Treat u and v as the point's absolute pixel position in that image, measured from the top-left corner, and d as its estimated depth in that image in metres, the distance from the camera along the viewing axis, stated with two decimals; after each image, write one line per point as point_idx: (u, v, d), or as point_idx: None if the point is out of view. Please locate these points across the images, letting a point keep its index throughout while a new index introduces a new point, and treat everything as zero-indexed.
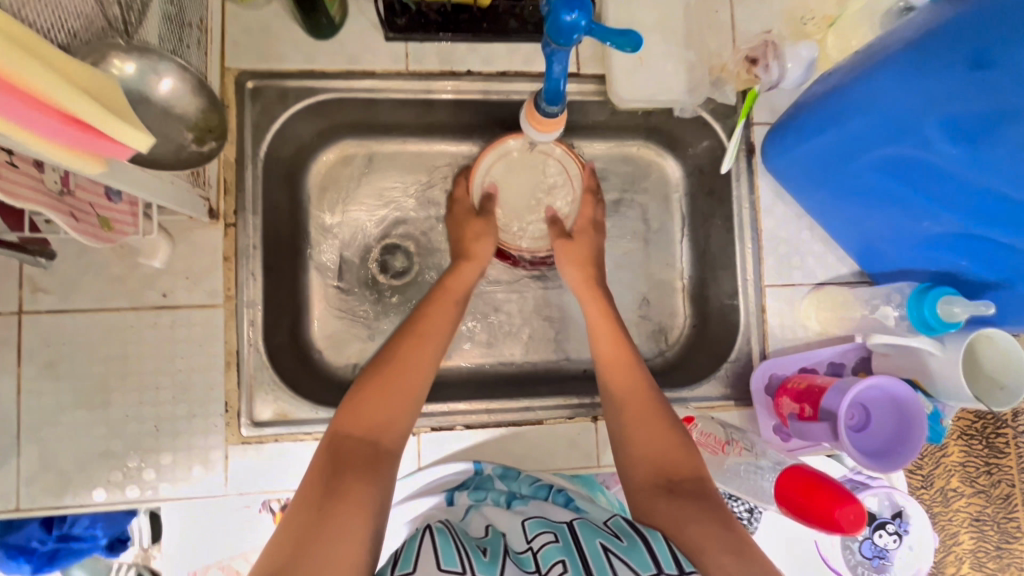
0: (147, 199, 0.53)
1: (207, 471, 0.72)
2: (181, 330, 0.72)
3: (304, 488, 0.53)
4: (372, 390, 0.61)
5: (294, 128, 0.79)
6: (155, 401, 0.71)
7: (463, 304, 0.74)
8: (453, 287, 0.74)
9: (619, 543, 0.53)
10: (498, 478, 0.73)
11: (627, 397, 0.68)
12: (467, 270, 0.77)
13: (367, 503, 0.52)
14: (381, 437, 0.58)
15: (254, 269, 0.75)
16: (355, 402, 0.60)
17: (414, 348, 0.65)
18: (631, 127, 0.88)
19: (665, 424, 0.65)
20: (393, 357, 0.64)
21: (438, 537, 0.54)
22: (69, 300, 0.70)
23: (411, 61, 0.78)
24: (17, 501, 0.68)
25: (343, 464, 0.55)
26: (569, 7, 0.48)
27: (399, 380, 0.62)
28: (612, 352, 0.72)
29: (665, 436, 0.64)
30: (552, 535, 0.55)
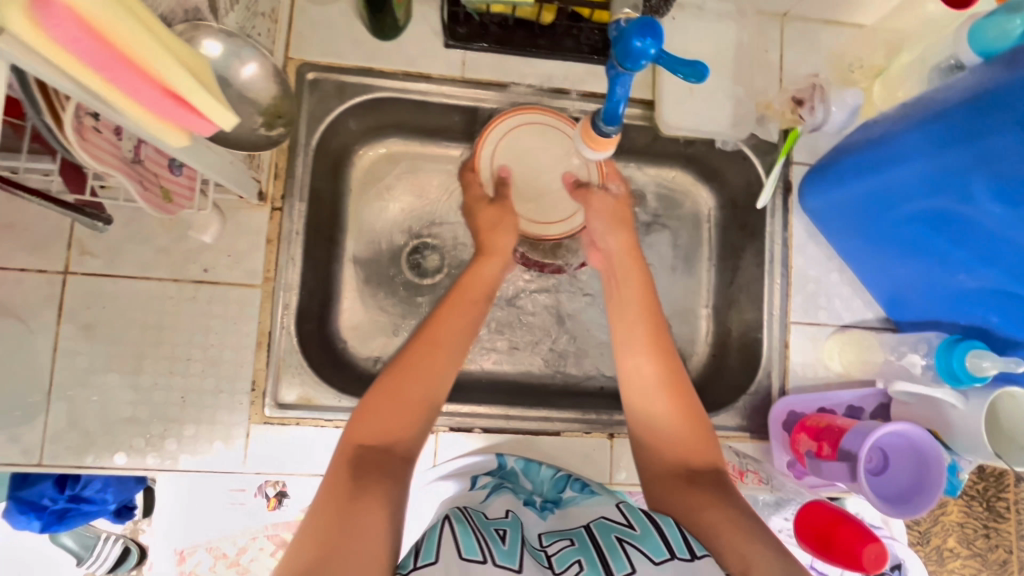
0: (206, 172, 0.55)
1: (227, 446, 0.73)
2: (216, 306, 0.73)
3: (336, 479, 0.54)
4: (387, 394, 0.61)
5: (346, 122, 0.81)
6: (185, 372, 0.72)
7: (483, 305, 0.71)
8: (472, 288, 0.71)
9: (634, 533, 0.54)
10: (521, 471, 0.74)
11: (656, 390, 0.65)
12: (488, 266, 0.74)
13: (389, 500, 0.54)
14: (396, 445, 0.59)
15: (294, 253, 0.77)
16: (368, 408, 0.60)
17: (429, 351, 0.64)
18: (671, 155, 0.90)
19: (688, 420, 0.63)
20: (414, 357, 0.64)
21: (458, 528, 0.54)
22: (114, 266, 0.72)
23: (467, 69, 0.81)
24: (40, 455, 0.69)
25: (361, 472, 0.55)
26: (641, 35, 0.49)
27: (417, 384, 0.62)
28: (649, 344, 0.67)
29: (689, 436, 0.62)
30: (569, 540, 0.56)
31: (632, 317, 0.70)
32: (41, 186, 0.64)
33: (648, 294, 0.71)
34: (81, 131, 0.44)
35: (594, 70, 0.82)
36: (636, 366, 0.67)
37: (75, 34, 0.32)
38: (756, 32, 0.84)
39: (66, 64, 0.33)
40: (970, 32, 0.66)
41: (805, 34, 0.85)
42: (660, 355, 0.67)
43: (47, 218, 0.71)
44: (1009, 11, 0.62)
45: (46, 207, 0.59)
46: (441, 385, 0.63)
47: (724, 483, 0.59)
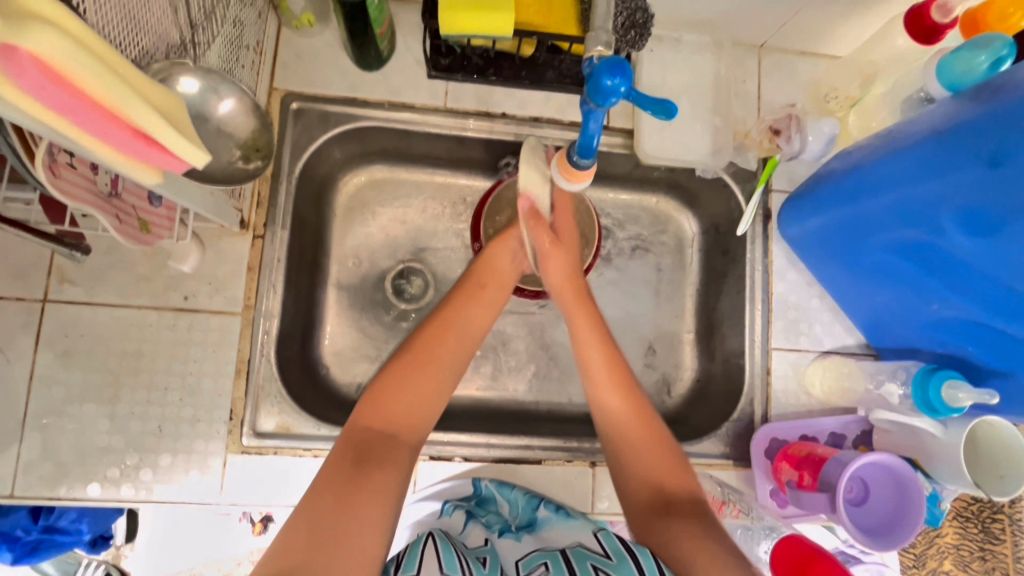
0: (185, 205, 0.55)
1: (204, 475, 0.72)
2: (195, 334, 0.73)
3: (330, 471, 0.54)
4: (399, 379, 0.61)
5: (330, 149, 0.82)
6: (162, 401, 0.71)
7: (493, 289, 0.72)
8: (486, 270, 0.73)
9: (608, 561, 0.54)
10: (496, 493, 0.75)
11: (624, 413, 0.65)
12: (499, 253, 0.74)
13: (387, 496, 0.54)
14: (404, 434, 0.59)
15: (276, 281, 0.77)
16: (376, 395, 0.60)
17: (443, 335, 0.66)
18: (652, 181, 0.91)
19: (654, 440, 0.64)
20: (422, 343, 0.64)
21: (440, 546, 0.58)
22: (95, 294, 0.72)
23: (450, 99, 0.82)
24: (13, 487, 0.68)
25: (366, 459, 0.56)
26: (610, 74, 0.50)
27: (423, 374, 0.62)
28: (612, 396, 0.66)
29: (661, 459, 0.63)
30: (544, 567, 0.57)
31: (592, 368, 0.68)
32: (21, 216, 0.64)
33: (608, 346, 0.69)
34: (55, 168, 0.44)
35: (575, 99, 0.83)
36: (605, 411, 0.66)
37: (42, 83, 0.32)
38: (733, 63, 0.86)
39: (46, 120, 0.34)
40: (938, 67, 0.67)
41: (781, 65, 0.88)
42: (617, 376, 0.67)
43: (27, 246, 0.72)
44: (974, 47, 0.64)
45: (26, 238, 0.59)
46: (452, 379, 0.64)
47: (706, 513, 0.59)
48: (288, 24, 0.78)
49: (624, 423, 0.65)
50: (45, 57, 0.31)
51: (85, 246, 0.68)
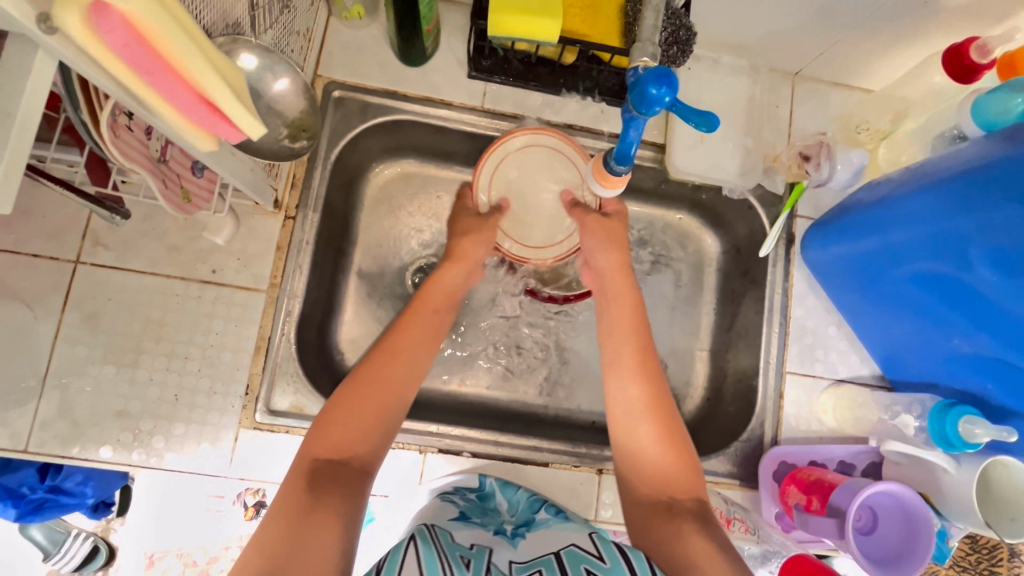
0: (226, 177, 0.56)
1: (215, 447, 0.72)
2: (219, 307, 0.74)
3: (283, 501, 0.53)
4: (345, 405, 0.61)
5: (366, 139, 0.84)
6: (181, 370, 0.72)
7: (443, 313, 0.73)
8: (434, 295, 0.73)
9: (602, 564, 0.53)
10: (499, 491, 0.75)
11: (641, 411, 0.66)
12: (452, 273, 0.75)
13: (340, 518, 0.53)
14: (353, 459, 0.59)
15: (302, 262, 0.78)
16: (325, 423, 0.60)
17: (389, 362, 0.66)
18: (678, 198, 0.92)
19: (667, 435, 0.65)
20: (371, 366, 0.65)
21: (422, 552, 0.54)
22: (126, 260, 0.73)
23: (488, 100, 0.83)
24: (27, 441, 0.69)
25: (315, 485, 0.55)
26: (656, 82, 0.51)
27: (374, 396, 0.62)
28: (644, 408, 0.66)
29: (668, 453, 0.64)
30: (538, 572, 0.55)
31: (624, 375, 0.68)
32: (65, 176, 0.66)
33: (643, 350, 0.70)
34: (115, 129, 0.46)
35: (610, 110, 0.85)
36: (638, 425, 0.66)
37: (124, 40, 0.34)
38: (767, 88, 0.88)
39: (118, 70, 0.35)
40: (973, 105, 0.68)
41: (815, 94, 0.89)
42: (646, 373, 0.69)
43: (65, 207, 0.73)
44: (1010, 89, 0.65)
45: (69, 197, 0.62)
46: (401, 403, 0.64)
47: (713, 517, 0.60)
48: (337, 15, 0.80)
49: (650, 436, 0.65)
50: (130, 15, 0.33)
51: (124, 211, 0.70)
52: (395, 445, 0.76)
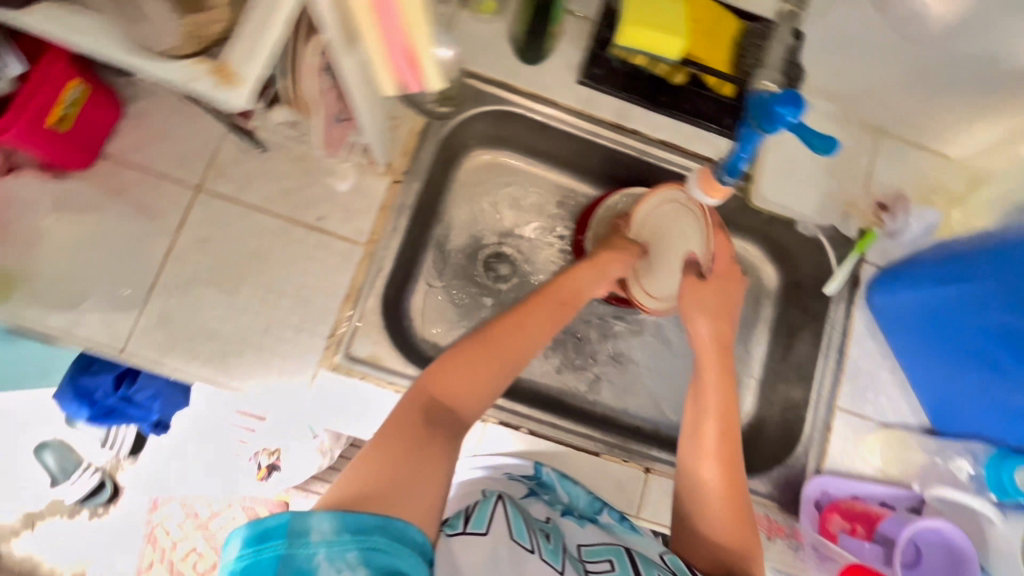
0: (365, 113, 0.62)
1: (293, 382, 0.76)
2: (318, 251, 0.79)
3: (398, 425, 0.57)
4: (467, 362, 0.64)
5: (474, 124, 0.90)
6: (274, 304, 0.77)
7: (569, 308, 0.75)
8: (566, 287, 0.76)
9: None
10: (557, 483, 0.76)
11: (718, 468, 0.70)
12: (585, 275, 0.79)
13: (446, 463, 0.56)
14: (463, 410, 0.62)
15: (399, 224, 0.82)
16: (448, 368, 0.63)
17: (514, 330, 0.68)
18: (750, 228, 0.96)
19: (739, 495, 0.70)
20: (498, 331, 0.67)
21: (510, 511, 0.61)
22: (242, 193, 0.79)
23: (592, 105, 0.88)
24: (127, 342, 0.73)
25: (429, 425, 0.58)
26: (785, 105, 0.56)
27: (494, 360, 0.65)
28: (720, 462, 0.71)
29: (736, 507, 0.69)
30: (609, 562, 0.61)
31: (706, 429, 0.73)
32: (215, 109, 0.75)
33: (727, 408, 0.73)
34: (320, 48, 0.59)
35: (702, 134, 0.89)
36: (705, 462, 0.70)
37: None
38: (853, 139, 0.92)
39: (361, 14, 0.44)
40: None
41: (899, 151, 0.93)
42: (728, 438, 0.72)
43: (198, 136, 0.79)
44: None
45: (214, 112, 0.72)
46: (512, 371, 0.67)
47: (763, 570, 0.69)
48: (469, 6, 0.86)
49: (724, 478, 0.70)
50: None
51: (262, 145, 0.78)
52: None
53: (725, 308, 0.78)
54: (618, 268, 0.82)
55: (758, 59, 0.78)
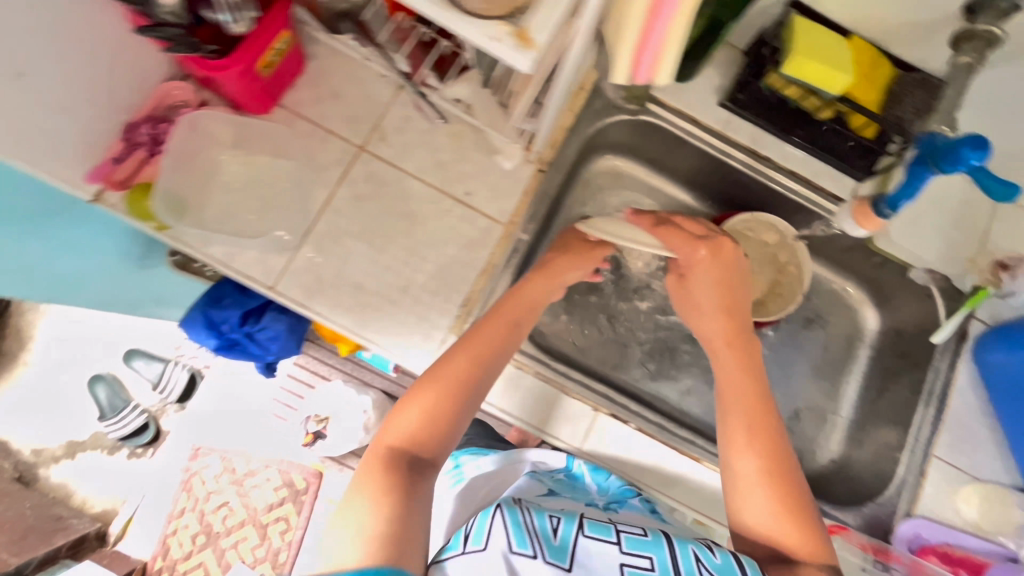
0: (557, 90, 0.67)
1: (423, 344, 0.79)
2: (462, 224, 0.82)
3: (366, 478, 0.59)
4: (422, 398, 0.66)
5: (612, 129, 0.93)
6: (416, 267, 0.80)
7: (521, 323, 0.76)
8: (513, 301, 0.76)
9: (714, 558, 0.58)
10: (586, 475, 0.83)
11: (750, 457, 0.68)
12: (535, 287, 0.79)
13: (416, 503, 0.58)
14: (425, 452, 0.64)
15: (537, 211, 0.85)
16: (405, 411, 0.66)
17: (461, 364, 0.69)
18: (853, 271, 1.00)
19: (784, 480, 0.66)
20: (449, 361, 0.69)
21: (510, 518, 0.57)
22: (399, 159, 0.83)
23: (730, 127, 0.91)
24: (277, 282, 0.77)
25: (394, 472, 0.60)
26: (971, 148, 0.59)
27: (450, 392, 0.67)
28: (754, 450, 0.68)
29: (779, 492, 0.65)
30: (641, 528, 0.61)
31: (734, 422, 0.71)
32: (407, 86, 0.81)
33: (756, 397, 0.73)
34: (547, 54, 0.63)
35: (831, 169, 0.91)
36: (743, 461, 0.68)
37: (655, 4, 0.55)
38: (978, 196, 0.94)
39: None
40: None
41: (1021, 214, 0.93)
42: (761, 427, 0.70)
43: (366, 100, 0.84)
44: None
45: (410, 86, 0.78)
46: (472, 400, 0.69)
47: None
48: None
49: (761, 476, 0.67)
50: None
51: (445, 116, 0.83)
52: (574, 395, 0.81)
53: (735, 274, 0.82)
54: (575, 276, 0.84)
55: (916, 111, 0.80)
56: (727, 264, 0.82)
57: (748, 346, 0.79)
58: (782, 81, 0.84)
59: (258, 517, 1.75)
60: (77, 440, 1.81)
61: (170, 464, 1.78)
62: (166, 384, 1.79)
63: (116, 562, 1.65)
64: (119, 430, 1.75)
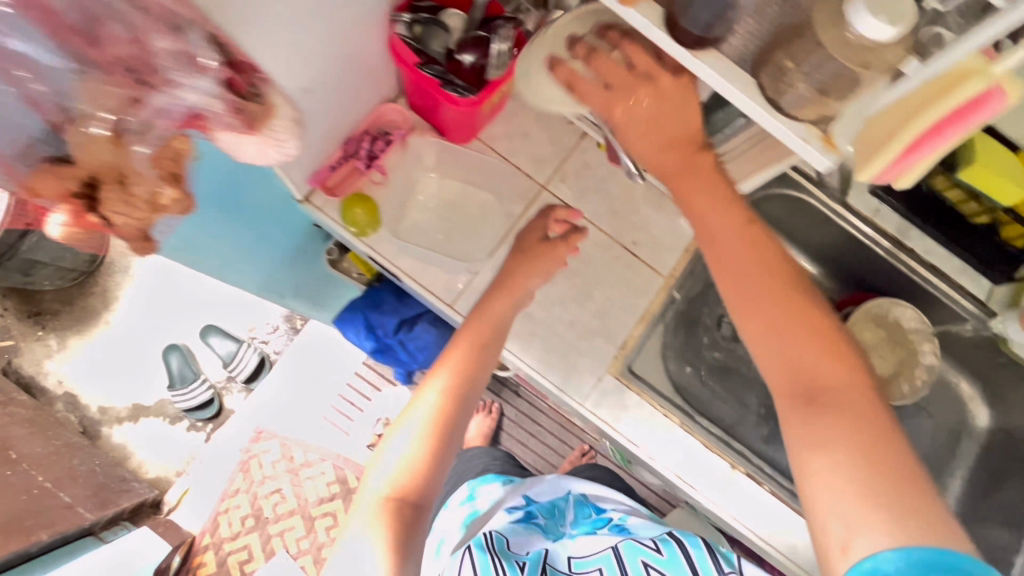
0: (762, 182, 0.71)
1: (579, 382, 0.84)
2: (628, 271, 0.87)
3: (357, 538, 0.60)
4: (405, 437, 0.68)
5: (763, 200, 0.99)
6: (581, 306, 0.86)
7: (491, 345, 0.75)
8: (480, 322, 0.76)
9: (658, 556, 0.93)
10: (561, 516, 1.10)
11: (773, 311, 0.56)
12: (501, 303, 0.77)
13: (409, 558, 0.60)
14: (413, 492, 0.64)
15: (694, 269, 0.90)
16: (390, 455, 0.67)
17: (436, 394, 0.71)
18: (971, 369, 1.03)
19: (823, 344, 0.55)
20: (422, 393, 0.71)
21: (475, 555, 0.91)
22: (577, 202, 0.88)
23: (877, 216, 0.96)
24: (455, 300, 0.83)
25: (387, 524, 0.61)
26: None
27: (429, 424, 0.68)
28: (773, 305, 0.56)
29: (828, 353, 0.54)
30: (599, 568, 0.93)
31: (740, 272, 0.58)
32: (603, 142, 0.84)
33: (777, 264, 0.58)
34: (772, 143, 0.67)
35: (970, 269, 0.95)
36: (738, 300, 0.57)
37: (982, 105, 0.40)
38: None
39: (960, 89, 0.39)
40: None
41: None
42: (782, 283, 0.57)
43: (552, 141, 0.89)
44: None
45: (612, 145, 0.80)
46: (452, 430, 0.69)
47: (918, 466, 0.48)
48: None
49: (760, 318, 0.57)
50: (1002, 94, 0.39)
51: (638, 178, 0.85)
52: (716, 452, 0.84)
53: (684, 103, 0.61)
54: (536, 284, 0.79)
55: None
56: (680, 106, 0.61)
57: (706, 163, 0.61)
58: (947, 183, 0.87)
59: (308, 509, 1.73)
60: (143, 403, 1.78)
61: (229, 444, 1.76)
62: (236, 364, 1.77)
63: (171, 531, 1.63)
64: (185, 400, 1.74)
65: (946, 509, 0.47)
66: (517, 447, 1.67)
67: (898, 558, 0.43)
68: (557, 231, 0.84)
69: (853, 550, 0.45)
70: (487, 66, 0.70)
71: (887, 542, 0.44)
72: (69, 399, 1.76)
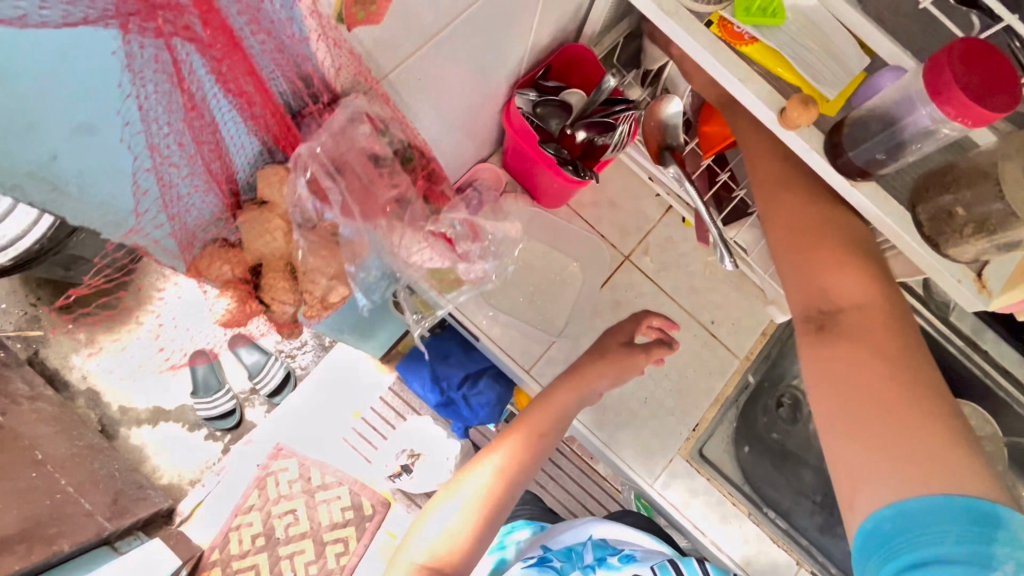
0: None
1: (648, 459, 0.83)
2: (705, 350, 0.86)
3: None
4: (453, 512, 0.74)
5: None
6: (657, 382, 0.85)
7: (550, 435, 0.78)
8: (540, 411, 0.77)
9: None
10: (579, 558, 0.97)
11: (800, 231, 0.61)
12: (564, 395, 0.77)
13: None
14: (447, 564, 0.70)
15: (769, 353, 0.89)
16: (433, 522, 0.74)
17: (487, 476, 0.76)
18: None
19: (842, 260, 0.59)
20: (473, 468, 0.78)
21: None
22: (658, 275, 0.87)
23: (954, 315, 0.95)
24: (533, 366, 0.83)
25: None
26: None
27: (478, 504, 0.74)
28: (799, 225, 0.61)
29: (845, 268, 0.59)
30: None
31: (774, 199, 0.63)
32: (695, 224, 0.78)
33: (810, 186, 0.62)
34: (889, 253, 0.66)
35: None
36: (771, 229, 0.63)
37: None
38: None
39: None
40: None
41: None
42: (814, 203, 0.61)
43: (639, 212, 0.88)
44: None
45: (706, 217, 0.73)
46: (495, 511, 0.74)
47: (938, 418, 0.52)
48: None
49: (797, 261, 0.62)
50: None
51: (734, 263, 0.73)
52: (783, 546, 0.83)
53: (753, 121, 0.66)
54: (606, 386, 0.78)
55: None
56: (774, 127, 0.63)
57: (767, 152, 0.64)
58: None
59: (320, 533, 1.55)
60: (164, 407, 1.55)
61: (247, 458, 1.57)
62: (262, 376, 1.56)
63: (181, 544, 1.45)
64: (206, 409, 1.53)
65: (964, 464, 0.49)
66: (536, 489, 1.51)
67: (893, 514, 0.49)
68: (647, 336, 0.83)
69: (858, 503, 0.52)
70: (605, 144, 0.73)
71: (886, 498, 0.50)
72: (92, 396, 1.50)
